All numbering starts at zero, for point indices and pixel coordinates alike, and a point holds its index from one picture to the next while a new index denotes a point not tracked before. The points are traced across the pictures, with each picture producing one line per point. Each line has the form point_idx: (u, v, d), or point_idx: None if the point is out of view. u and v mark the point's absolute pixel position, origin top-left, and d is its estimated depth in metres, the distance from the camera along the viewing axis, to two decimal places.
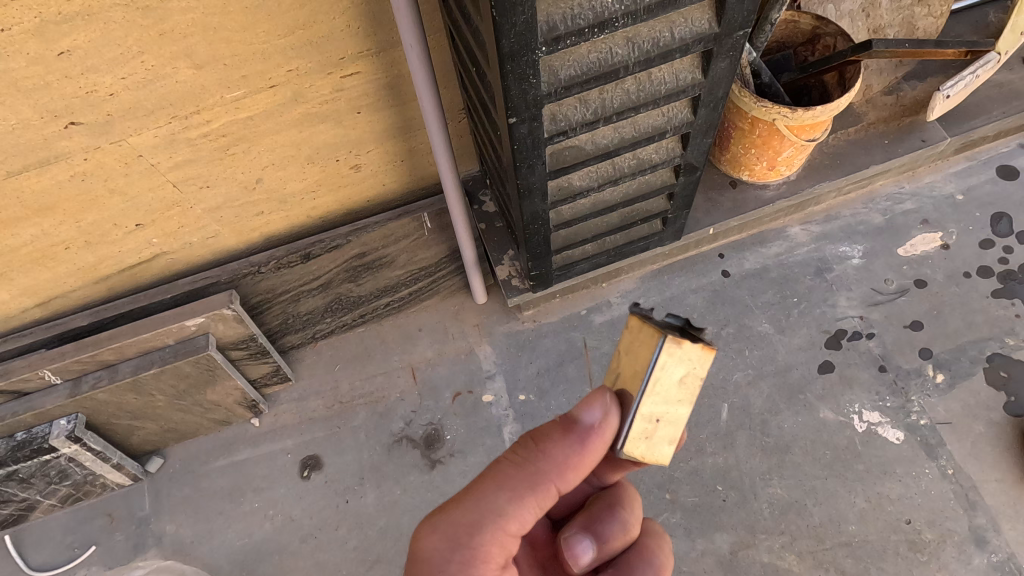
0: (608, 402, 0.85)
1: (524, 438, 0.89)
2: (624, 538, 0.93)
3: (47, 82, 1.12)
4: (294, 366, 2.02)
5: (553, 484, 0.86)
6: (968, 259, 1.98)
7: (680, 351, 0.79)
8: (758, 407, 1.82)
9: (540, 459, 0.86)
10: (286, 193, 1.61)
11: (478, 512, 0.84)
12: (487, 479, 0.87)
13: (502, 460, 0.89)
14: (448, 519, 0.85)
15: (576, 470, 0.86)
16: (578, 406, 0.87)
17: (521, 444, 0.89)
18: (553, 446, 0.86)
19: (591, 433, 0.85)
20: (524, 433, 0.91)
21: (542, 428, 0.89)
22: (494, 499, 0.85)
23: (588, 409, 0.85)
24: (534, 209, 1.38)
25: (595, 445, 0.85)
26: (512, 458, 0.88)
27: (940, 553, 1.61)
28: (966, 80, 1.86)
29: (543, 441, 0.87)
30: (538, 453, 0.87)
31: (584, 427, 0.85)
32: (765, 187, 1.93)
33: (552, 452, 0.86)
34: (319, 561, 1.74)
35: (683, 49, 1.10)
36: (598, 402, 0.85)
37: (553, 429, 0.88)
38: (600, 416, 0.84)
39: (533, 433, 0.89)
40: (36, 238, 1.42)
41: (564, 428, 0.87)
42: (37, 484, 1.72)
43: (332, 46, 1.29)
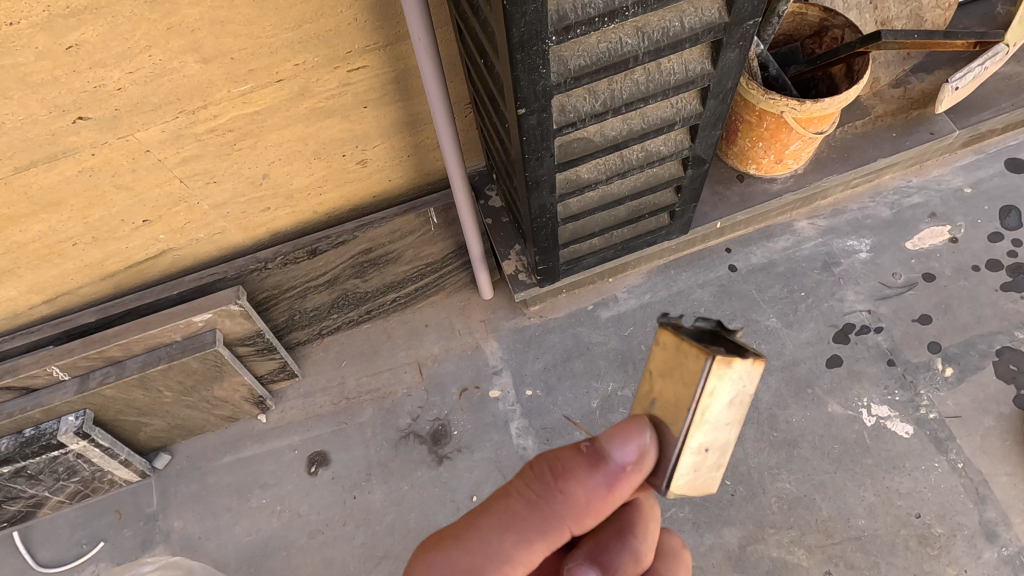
0: (647, 445, 0.78)
1: (542, 470, 0.82)
2: (634, 568, 0.86)
3: (55, 77, 1.12)
4: (300, 362, 2.02)
5: (567, 528, 0.81)
6: (977, 253, 1.97)
7: (728, 374, 0.69)
8: (766, 402, 1.81)
9: (558, 501, 0.80)
10: (292, 189, 1.61)
11: (484, 553, 0.79)
12: (497, 515, 0.81)
13: (514, 493, 0.83)
14: (450, 555, 0.80)
15: (595, 514, 0.81)
16: (609, 445, 0.79)
17: (538, 478, 0.82)
18: (574, 486, 0.80)
19: (619, 477, 0.79)
20: (541, 462, 0.84)
21: (564, 461, 0.82)
22: (503, 540, 0.80)
23: (621, 450, 0.79)
24: (542, 202, 1.37)
25: (621, 490, 0.80)
26: (526, 494, 0.82)
27: (950, 547, 1.61)
28: (975, 72, 1.87)
29: (563, 481, 0.81)
30: (556, 493, 0.80)
31: (612, 469, 0.79)
32: (772, 180, 1.92)
33: (569, 493, 0.80)
34: (327, 557, 1.74)
35: (692, 38, 1.10)
36: (634, 442, 0.78)
37: (575, 466, 0.81)
38: (632, 459, 0.78)
39: (551, 465, 0.82)
40: (43, 234, 1.42)
41: (588, 467, 0.80)
42: (45, 481, 1.72)
43: (339, 40, 1.29)
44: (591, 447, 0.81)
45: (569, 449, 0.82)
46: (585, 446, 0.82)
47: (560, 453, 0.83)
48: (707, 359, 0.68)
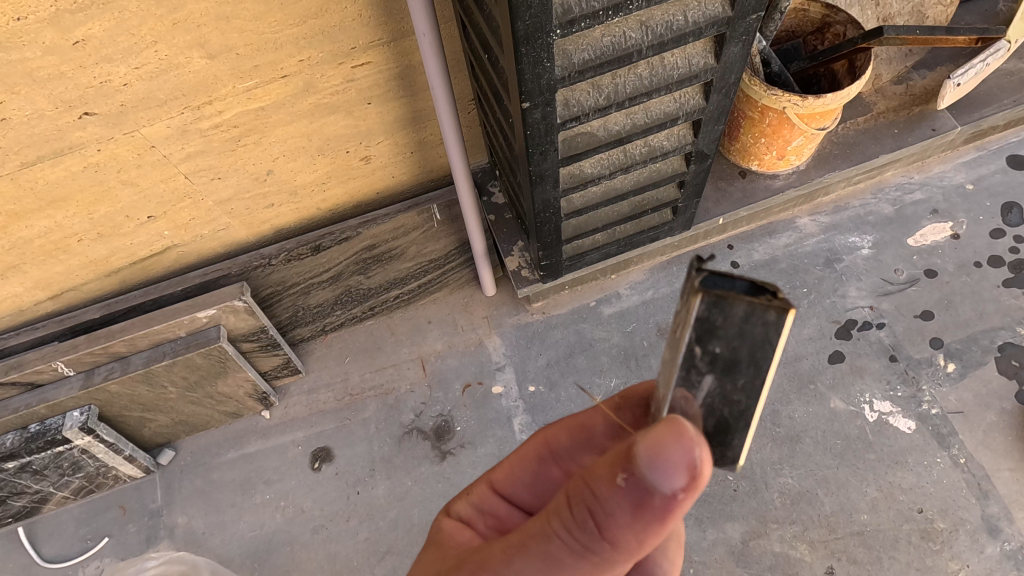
0: (696, 468, 0.64)
1: (581, 515, 0.69)
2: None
3: (61, 72, 1.13)
4: (304, 358, 2.03)
5: (617, 563, 0.72)
6: (979, 249, 1.97)
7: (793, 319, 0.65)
8: (769, 398, 1.81)
9: (605, 548, 0.69)
10: (297, 185, 1.62)
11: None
12: (536, 561, 0.71)
13: (552, 538, 0.71)
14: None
15: (646, 546, 0.71)
16: (655, 482, 0.65)
17: (577, 520, 0.69)
18: (620, 526, 0.68)
19: (669, 514, 0.67)
20: (577, 500, 0.69)
21: (604, 503, 0.68)
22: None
23: (668, 484, 0.64)
24: (546, 197, 1.38)
25: (673, 522, 0.68)
26: (566, 540, 0.70)
27: (952, 542, 1.61)
28: (977, 68, 1.87)
29: (608, 527, 0.68)
30: (602, 540, 0.69)
31: (661, 507, 0.66)
32: (774, 176, 1.93)
33: (618, 532, 0.69)
34: (331, 552, 1.75)
35: (696, 32, 1.10)
36: (683, 473, 0.64)
37: (619, 510, 0.67)
38: (683, 494, 0.65)
39: (591, 507, 0.68)
40: (49, 230, 1.43)
41: (635, 507, 0.66)
42: (50, 476, 1.73)
43: (344, 36, 1.29)
44: (633, 484, 0.66)
45: (608, 486, 0.67)
46: (624, 482, 0.66)
47: (598, 491, 0.68)
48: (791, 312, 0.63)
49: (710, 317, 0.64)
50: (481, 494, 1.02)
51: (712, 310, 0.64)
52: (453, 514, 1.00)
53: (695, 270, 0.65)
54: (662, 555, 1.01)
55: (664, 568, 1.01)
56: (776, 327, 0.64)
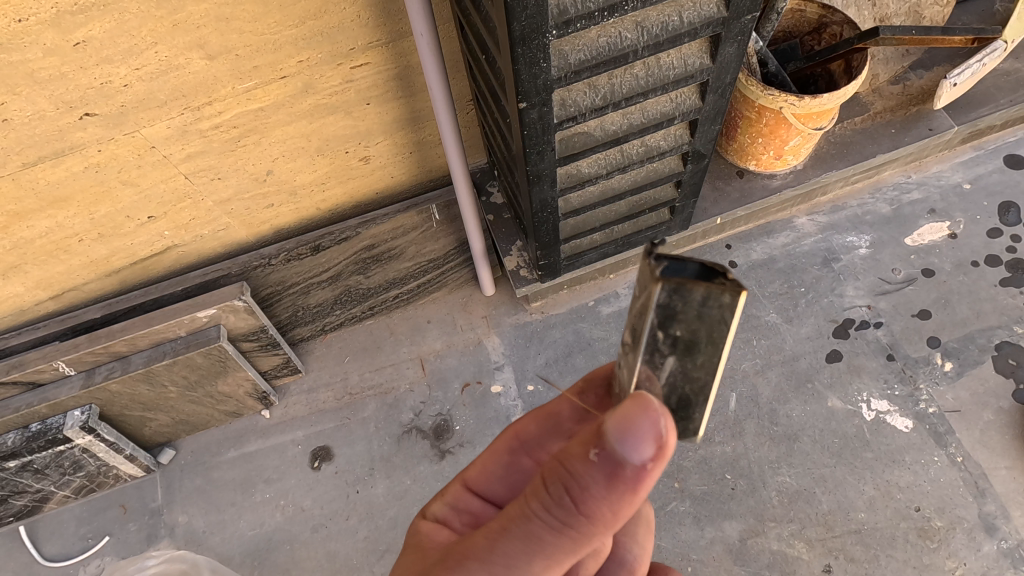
0: (663, 437, 0.67)
1: (558, 493, 0.70)
2: (596, 561, 0.95)
3: (62, 73, 1.13)
4: (304, 358, 2.04)
5: (595, 537, 0.74)
6: (977, 248, 1.98)
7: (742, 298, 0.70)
8: (767, 396, 1.82)
9: (582, 522, 0.71)
10: (296, 185, 1.63)
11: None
12: (517, 542, 0.72)
13: (532, 518, 0.72)
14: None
15: (621, 517, 0.72)
16: (626, 454, 0.67)
17: (555, 498, 0.70)
18: (596, 501, 0.69)
19: (642, 485, 0.69)
20: (554, 477, 0.71)
21: (579, 479, 0.69)
22: (529, 566, 0.72)
23: (638, 455, 0.67)
24: (543, 196, 1.39)
25: (645, 493, 0.70)
26: (545, 518, 0.71)
27: (950, 540, 1.62)
28: (973, 68, 1.88)
29: (584, 502, 0.69)
30: (579, 515, 0.70)
31: (633, 478, 0.68)
32: (771, 176, 1.94)
33: (594, 507, 0.70)
34: (330, 550, 1.75)
35: (691, 33, 1.11)
36: (654, 445, 0.66)
37: (593, 483, 0.69)
38: (654, 464, 0.67)
39: (567, 484, 0.69)
40: (50, 230, 1.44)
41: (609, 480, 0.68)
42: (51, 475, 1.74)
43: (343, 37, 1.30)
44: (607, 459, 0.68)
45: (582, 463, 0.69)
46: (598, 457, 0.68)
47: (573, 468, 0.69)
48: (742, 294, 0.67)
49: (669, 305, 0.69)
50: (455, 494, 1.01)
51: (671, 297, 0.68)
52: (430, 515, 0.98)
53: (653, 260, 0.69)
54: (632, 542, 1.05)
55: (635, 554, 1.04)
56: (728, 309, 0.68)
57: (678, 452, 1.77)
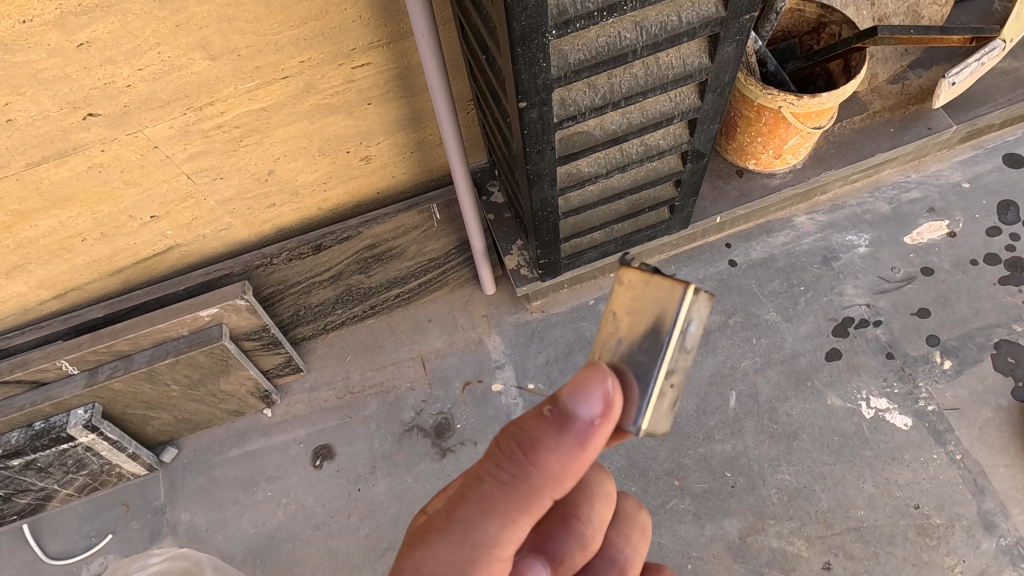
0: (608, 388, 0.70)
1: (509, 448, 0.70)
2: (583, 555, 0.80)
3: (67, 74, 1.14)
4: (305, 357, 2.05)
5: (549, 494, 0.72)
6: (976, 247, 1.98)
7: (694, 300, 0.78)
8: (766, 394, 1.83)
9: (533, 475, 0.70)
10: (298, 185, 1.64)
11: (467, 548, 0.69)
12: (472, 505, 0.71)
13: (485, 478, 0.71)
14: (433, 559, 0.69)
15: (574, 473, 0.72)
16: (574, 404, 0.69)
17: (507, 456, 0.70)
18: (547, 456, 0.70)
19: (590, 434, 0.69)
20: (504, 434, 0.71)
21: (530, 433, 0.70)
22: (485, 528, 0.70)
23: (585, 403, 0.69)
24: (543, 195, 1.39)
25: (595, 446, 0.70)
26: (495, 475, 0.71)
27: (949, 537, 1.62)
28: (972, 67, 1.88)
29: (534, 453, 0.69)
30: (530, 467, 0.70)
31: (581, 426, 0.69)
32: (771, 176, 1.94)
33: (546, 464, 0.70)
34: (332, 548, 1.76)
35: (689, 33, 1.12)
36: (599, 392, 0.69)
37: (542, 434, 0.69)
38: (600, 412, 0.69)
39: (517, 437, 0.70)
40: (53, 230, 1.45)
41: (558, 430, 0.69)
42: (54, 474, 1.75)
43: (344, 37, 1.31)
44: (555, 409, 0.70)
45: (531, 416, 0.70)
46: (549, 410, 0.70)
47: (523, 424, 0.70)
48: (686, 286, 0.75)
49: (627, 285, 0.79)
50: None
51: (630, 277, 0.78)
52: None
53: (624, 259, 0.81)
54: (624, 540, 0.89)
55: (627, 555, 0.88)
56: (674, 298, 0.76)
57: (678, 450, 1.78)
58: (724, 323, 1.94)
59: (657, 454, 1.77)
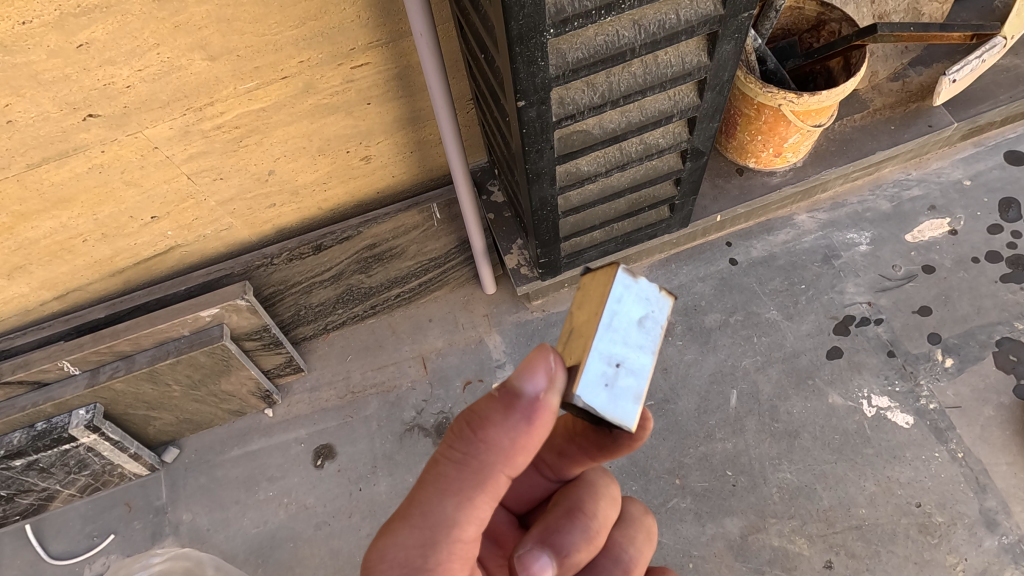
0: (552, 362, 0.70)
1: (461, 427, 0.72)
2: (588, 549, 0.80)
3: (67, 74, 1.15)
4: (306, 357, 2.05)
5: (503, 473, 0.73)
6: (977, 244, 1.98)
7: (638, 286, 0.74)
8: (767, 393, 1.83)
9: (483, 452, 0.71)
10: (298, 185, 1.64)
11: (426, 529, 0.70)
12: (428, 489, 0.72)
13: (439, 461, 0.73)
14: (396, 545, 0.70)
15: (526, 449, 0.72)
16: (520, 382, 0.70)
17: (459, 439, 0.72)
18: (496, 432, 0.71)
19: (537, 408, 0.70)
20: (457, 418, 0.74)
21: (479, 411, 0.72)
22: (443, 509, 0.70)
23: (531, 380, 0.70)
24: (543, 194, 1.39)
25: (543, 420, 0.71)
26: (449, 456, 0.72)
27: (951, 535, 1.62)
28: (973, 64, 1.88)
29: (483, 431, 0.71)
30: (479, 446, 0.71)
31: (527, 402, 0.70)
32: (771, 174, 1.94)
33: (495, 439, 0.71)
34: (333, 548, 1.76)
35: (688, 31, 1.12)
36: (541, 367, 0.70)
37: (491, 412, 0.71)
38: (544, 385, 0.70)
39: (468, 418, 0.73)
40: (54, 230, 1.45)
41: (505, 408, 0.71)
42: (56, 474, 1.75)
43: (343, 37, 1.31)
44: (503, 388, 0.72)
45: (481, 399, 0.72)
46: (497, 390, 0.72)
47: (475, 407, 0.73)
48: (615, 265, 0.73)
49: (582, 289, 0.79)
50: None
51: (584, 280, 0.79)
52: None
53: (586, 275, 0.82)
54: (629, 541, 0.87)
55: (632, 556, 0.86)
56: (610, 278, 0.73)
57: (679, 448, 1.77)
58: (724, 322, 1.94)
59: (658, 453, 1.77)
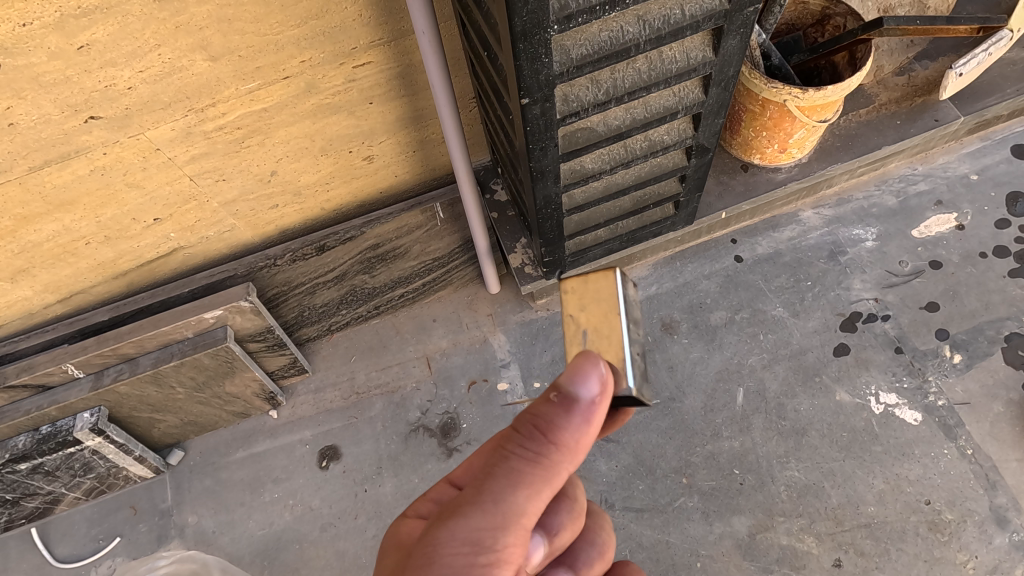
0: (607, 369, 0.74)
1: (528, 429, 0.75)
2: (572, 529, 0.84)
3: (67, 76, 1.14)
4: (310, 358, 2.05)
5: (565, 470, 0.77)
6: (984, 239, 1.96)
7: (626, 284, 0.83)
8: (774, 390, 1.81)
9: (552, 451, 0.75)
10: (300, 186, 1.63)
11: (500, 517, 0.72)
12: (499, 479, 0.73)
13: (509, 455, 0.75)
14: (467, 527, 0.71)
15: (586, 446, 0.77)
16: (576, 387, 0.74)
17: (528, 436, 0.75)
18: (562, 433, 0.75)
19: (595, 409, 0.74)
20: (522, 420, 0.76)
21: (543, 415, 0.75)
22: (514, 499, 0.73)
23: (584, 385, 0.73)
24: (547, 192, 1.38)
25: (599, 419, 0.76)
26: (518, 453, 0.74)
27: (961, 532, 1.61)
28: (979, 57, 1.86)
29: (552, 433, 0.75)
30: (549, 446, 0.75)
31: (584, 405, 0.74)
32: (777, 170, 1.93)
33: (561, 441, 0.75)
34: (340, 549, 1.76)
35: (693, 25, 1.11)
36: (597, 373, 0.73)
37: (555, 415, 0.75)
38: (600, 389, 0.74)
39: (534, 421, 0.75)
40: (57, 233, 1.44)
41: (569, 409, 0.74)
42: (62, 477, 1.75)
43: (345, 36, 1.30)
44: (561, 392, 0.75)
45: (542, 402, 0.76)
46: (555, 394, 0.75)
47: (538, 408, 0.76)
48: (616, 270, 0.81)
49: (572, 291, 0.81)
50: None
51: (571, 283, 0.81)
52: None
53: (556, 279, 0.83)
54: (601, 526, 0.92)
55: (604, 539, 0.91)
56: (612, 280, 0.80)
57: (685, 447, 1.76)
58: (729, 319, 1.93)
59: (665, 452, 1.76)
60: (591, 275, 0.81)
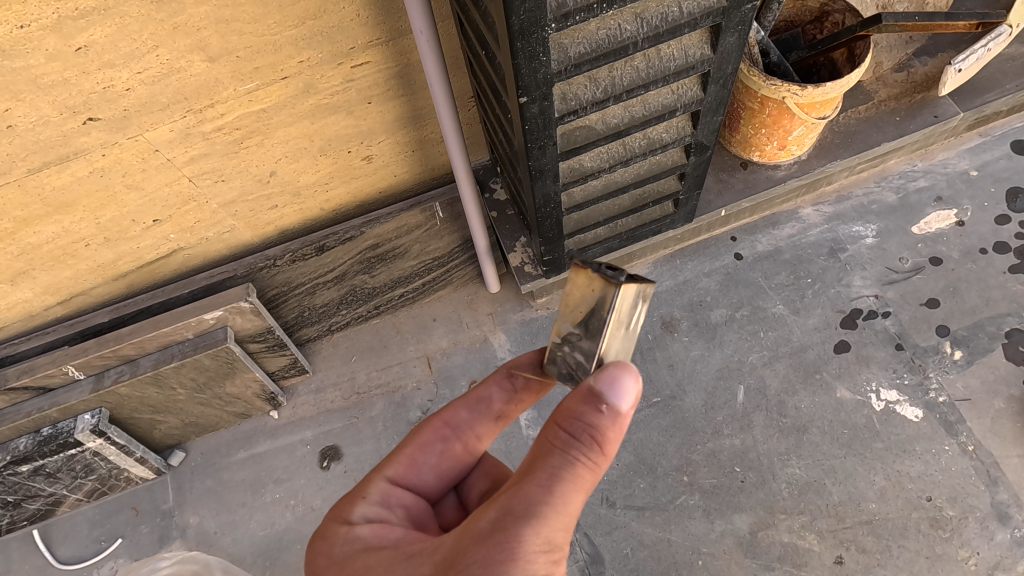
0: (640, 385, 0.84)
1: (586, 437, 0.81)
2: None
3: (65, 78, 1.14)
4: (311, 358, 2.05)
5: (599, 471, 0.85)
6: (984, 235, 1.96)
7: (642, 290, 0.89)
8: (774, 388, 1.81)
9: (605, 459, 0.82)
10: (299, 186, 1.63)
11: (568, 517, 0.78)
12: (568, 484, 0.79)
13: (573, 461, 0.80)
14: (544, 529, 0.76)
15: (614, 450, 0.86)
16: (620, 402, 0.82)
17: (582, 444, 0.81)
18: (613, 442, 0.82)
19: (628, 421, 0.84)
20: (580, 428, 0.81)
21: (599, 426, 0.81)
22: (578, 502, 0.79)
23: (625, 400, 0.82)
24: (545, 191, 1.39)
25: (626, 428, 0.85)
26: (582, 459, 0.80)
27: (962, 529, 1.60)
28: (978, 53, 1.86)
29: (607, 443, 0.82)
30: (604, 454, 0.82)
31: (626, 418, 0.83)
32: (776, 167, 1.93)
33: (611, 448, 0.82)
34: None
35: (691, 23, 1.11)
36: (636, 390, 0.83)
37: (610, 427, 0.82)
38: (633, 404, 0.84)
39: (592, 431, 0.81)
40: (56, 235, 1.44)
41: (617, 421, 0.82)
42: (63, 479, 1.75)
43: (344, 36, 1.30)
44: (611, 407, 0.82)
45: (597, 414, 0.81)
46: (606, 408, 0.82)
47: (587, 417, 0.81)
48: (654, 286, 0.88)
49: (627, 298, 0.83)
50: (384, 490, 1.01)
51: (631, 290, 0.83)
52: (360, 518, 0.96)
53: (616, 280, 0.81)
54: None
55: None
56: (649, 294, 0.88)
57: (686, 446, 1.76)
58: (729, 317, 1.92)
59: (666, 450, 1.76)
60: (641, 286, 0.85)
